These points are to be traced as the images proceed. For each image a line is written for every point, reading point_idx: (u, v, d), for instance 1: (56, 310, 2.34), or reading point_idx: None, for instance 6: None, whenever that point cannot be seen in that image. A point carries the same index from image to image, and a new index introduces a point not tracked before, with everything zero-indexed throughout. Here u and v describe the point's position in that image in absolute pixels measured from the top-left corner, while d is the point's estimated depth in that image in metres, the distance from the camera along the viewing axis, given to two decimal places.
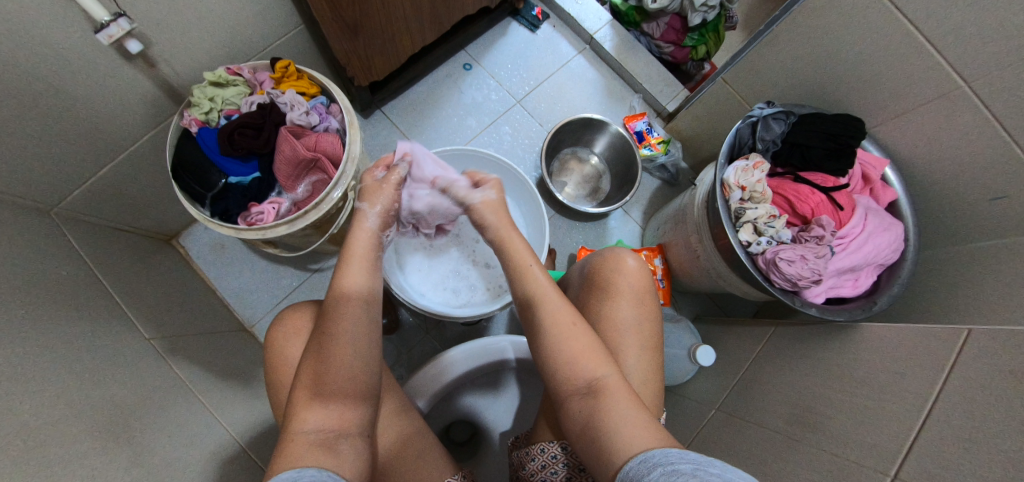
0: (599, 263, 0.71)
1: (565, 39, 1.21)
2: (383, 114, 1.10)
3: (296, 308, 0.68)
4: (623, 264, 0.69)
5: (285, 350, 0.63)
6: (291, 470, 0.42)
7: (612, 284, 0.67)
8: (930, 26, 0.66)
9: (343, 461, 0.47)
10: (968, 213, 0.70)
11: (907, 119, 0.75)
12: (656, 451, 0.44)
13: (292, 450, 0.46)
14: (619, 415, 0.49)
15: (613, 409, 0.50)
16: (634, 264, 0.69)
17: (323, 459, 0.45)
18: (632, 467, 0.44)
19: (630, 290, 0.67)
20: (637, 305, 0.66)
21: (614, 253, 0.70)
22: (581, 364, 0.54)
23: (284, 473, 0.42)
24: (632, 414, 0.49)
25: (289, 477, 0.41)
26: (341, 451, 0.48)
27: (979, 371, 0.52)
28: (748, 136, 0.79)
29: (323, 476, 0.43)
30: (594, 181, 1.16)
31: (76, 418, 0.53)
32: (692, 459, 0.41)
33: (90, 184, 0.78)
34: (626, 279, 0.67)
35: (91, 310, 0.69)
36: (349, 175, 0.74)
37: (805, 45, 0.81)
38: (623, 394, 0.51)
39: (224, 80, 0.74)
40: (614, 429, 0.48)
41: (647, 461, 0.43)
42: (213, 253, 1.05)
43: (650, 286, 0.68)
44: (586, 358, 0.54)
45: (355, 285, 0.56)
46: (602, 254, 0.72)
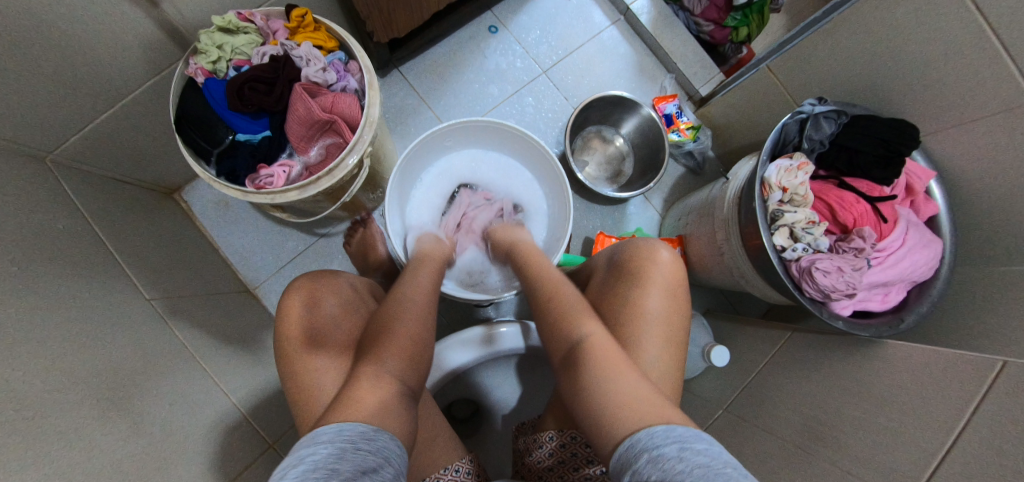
0: (630, 251, 0.69)
1: (598, 6, 1.13)
2: (400, 76, 1.03)
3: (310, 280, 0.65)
4: (656, 255, 0.67)
5: (310, 319, 0.61)
6: (333, 428, 0.45)
7: (642, 271, 0.65)
8: (1013, 31, 0.60)
9: (397, 429, 0.50)
10: (1015, 236, 0.67)
11: (964, 130, 0.70)
12: (639, 433, 0.44)
13: (345, 408, 0.48)
14: (604, 377, 0.51)
15: (595, 368, 0.52)
16: (668, 255, 0.67)
17: (383, 426, 0.48)
18: (622, 451, 0.43)
19: (661, 278, 0.65)
20: (668, 294, 0.64)
21: (646, 243, 0.69)
22: (564, 327, 0.58)
23: (326, 431, 0.45)
24: (616, 376, 0.50)
25: (360, 432, 0.45)
26: (393, 419, 0.50)
27: (1012, 405, 0.51)
28: (794, 133, 0.73)
29: (391, 446, 0.46)
30: (616, 163, 1.11)
31: (74, 386, 0.51)
32: (677, 437, 0.42)
33: (88, 131, 0.73)
34: (659, 270, 0.65)
35: (88, 268, 0.65)
36: (365, 141, 0.69)
37: (867, 39, 0.75)
38: (604, 352, 0.53)
39: (234, 26, 0.67)
40: (597, 393, 0.49)
41: (632, 446, 0.43)
42: (217, 210, 1.00)
43: (681, 277, 0.66)
44: (569, 322, 0.58)
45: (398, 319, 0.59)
46: (632, 244, 0.70)
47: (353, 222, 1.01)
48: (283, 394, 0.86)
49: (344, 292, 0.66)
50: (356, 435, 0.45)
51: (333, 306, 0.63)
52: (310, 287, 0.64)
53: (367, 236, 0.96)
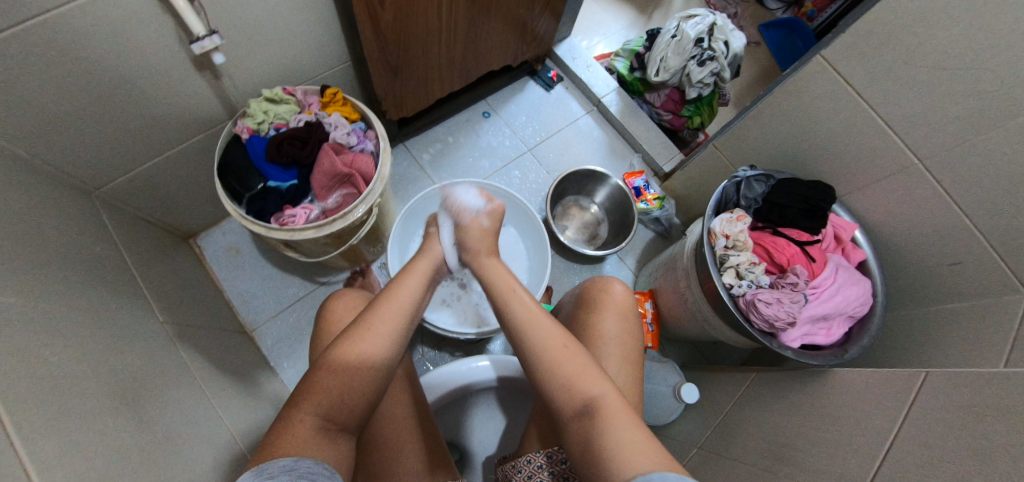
0: (588, 287, 0.78)
1: (575, 99, 1.36)
2: (405, 148, 1.21)
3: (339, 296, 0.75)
4: (610, 288, 0.76)
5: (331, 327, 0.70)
6: (289, 458, 0.45)
7: (599, 301, 0.74)
8: (887, 111, 0.78)
9: (338, 454, 0.50)
10: (932, 277, 0.78)
11: (872, 189, 0.85)
12: (656, 476, 0.45)
13: (292, 433, 0.48)
14: (615, 434, 0.51)
15: (613, 428, 0.51)
16: (621, 289, 0.77)
17: (322, 450, 0.49)
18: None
19: (616, 306, 0.73)
20: (622, 321, 0.72)
21: (601, 278, 0.78)
22: (578, 386, 0.56)
23: (281, 461, 0.45)
24: (630, 432, 0.51)
25: (283, 466, 0.44)
26: (337, 442, 0.51)
27: (933, 406, 0.58)
28: (733, 194, 0.89)
29: (318, 469, 0.46)
30: (592, 227, 1.25)
31: (96, 376, 0.56)
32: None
33: (133, 174, 0.86)
34: (613, 299, 0.74)
35: (116, 286, 0.73)
36: (376, 192, 0.82)
37: (785, 121, 0.93)
38: (620, 411, 0.53)
39: (279, 97, 0.83)
40: (612, 450, 0.49)
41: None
42: (228, 256, 1.10)
43: (634, 308, 0.75)
44: (583, 381, 0.56)
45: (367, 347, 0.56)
46: (591, 280, 0.80)
47: (352, 273, 1.11)
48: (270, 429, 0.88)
49: None
50: (278, 469, 0.44)
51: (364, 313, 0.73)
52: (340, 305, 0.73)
53: (365, 284, 1.05)
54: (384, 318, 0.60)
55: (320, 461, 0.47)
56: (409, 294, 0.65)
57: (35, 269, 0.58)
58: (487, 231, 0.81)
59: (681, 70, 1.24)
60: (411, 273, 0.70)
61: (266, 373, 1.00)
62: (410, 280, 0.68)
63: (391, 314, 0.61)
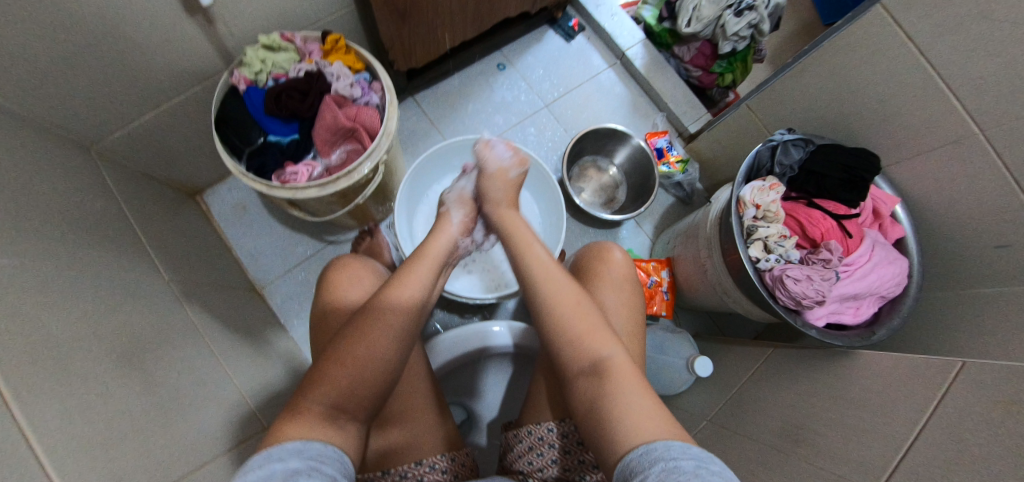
0: (585, 254, 0.75)
1: (597, 52, 1.26)
2: (415, 102, 1.14)
3: (352, 262, 0.71)
4: (609, 255, 0.73)
5: (335, 296, 0.66)
6: (297, 441, 0.43)
7: (597, 272, 0.71)
8: (952, 73, 0.69)
9: (347, 439, 0.49)
10: (976, 256, 0.72)
11: (921, 160, 0.78)
12: (657, 443, 0.44)
13: (298, 419, 0.46)
14: (624, 397, 0.49)
15: (620, 390, 0.50)
16: (620, 257, 0.74)
17: (331, 434, 0.47)
18: (633, 459, 0.43)
19: (615, 279, 0.70)
20: (619, 292, 0.69)
21: (599, 245, 0.76)
22: (585, 343, 0.56)
23: (289, 444, 0.42)
24: (637, 394, 0.50)
25: (294, 449, 0.42)
26: (346, 428, 0.49)
27: (967, 400, 0.55)
28: (767, 159, 0.81)
29: (328, 453, 0.44)
30: (610, 190, 1.19)
31: (101, 340, 0.55)
32: (694, 455, 0.41)
33: (132, 128, 0.82)
34: (611, 268, 0.71)
35: (119, 247, 0.71)
36: (382, 149, 0.77)
37: (829, 81, 0.85)
38: (628, 375, 0.52)
39: (277, 44, 0.77)
40: (617, 409, 0.48)
41: (648, 453, 0.43)
42: (234, 213, 1.07)
43: (633, 278, 0.72)
44: (592, 339, 0.56)
45: (409, 295, 0.60)
46: (588, 247, 0.78)
47: (361, 231, 1.07)
48: (282, 387, 0.89)
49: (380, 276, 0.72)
50: (289, 452, 0.41)
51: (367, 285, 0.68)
52: (355, 268, 0.70)
53: (374, 246, 1.00)
54: (411, 286, 0.61)
55: (330, 444, 0.46)
56: (416, 286, 0.61)
57: (32, 230, 0.56)
58: (511, 180, 0.80)
59: (715, 21, 1.13)
60: (426, 258, 0.66)
61: (277, 331, 1.01)
62: (421, 269, 0.64)
63: (393, 322, 0.56)
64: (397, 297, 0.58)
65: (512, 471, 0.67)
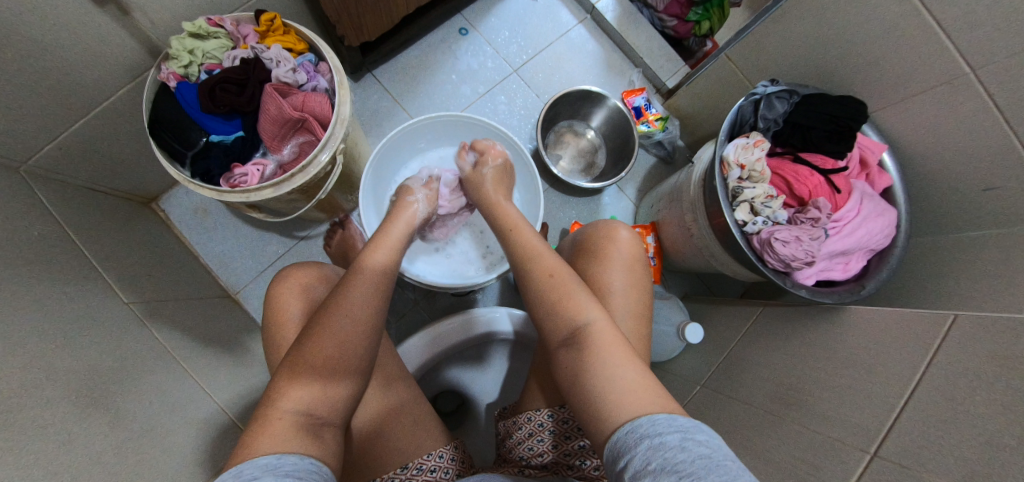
0: (591, 233, 0.71)
1: (565, 7, 1.17)
2: (374, 78, 1.06)
3: (295, 270, 0.66)
4: (615, 233, 0.69)
5: (283, 310, 0.61)
6: (271, 456, 0.40)
7: (602, 250, 0.67)
8: (944, 7, 0.64)
9: (326, 447, 0.46)
10: (962, 200, 0.71)
11: (909, 104, 0.74)
12: (642, 418, 0.42)
13: (270, 430, 0.43)
14: (609, 367, 0.47)
15: (599, 359, 0.48)
16: (627, 235, 0.69)
17: (308, 441, 0.44)
18: (619, 438, 0.42)
19: (621, 257, 0.66)
20: (627, 272, 0.66)
21: (606, 223, 0.71)
22: (564, 312, 0.54)
23: (263, 460, 0.40)
24: (618, 364, 0.48)
25: (265, 464, 0.39)
26: (325, 436, 0.47)
27: (962, 355, 0.54)
28: (750, 114, 0.77)
29: (305, 465, 0.41)
30: (589, 155, 1.14)
31: (58, 383, 0.51)
32: (680, 426, 0.40)
33: (63, 140, 0.73)
34: (618, 247, 0.67)
35: (67, 273, 0.65)
36: (338, 137, 0.71)
37: (814, 23, 0.79)
38: (609, 342, 0.50)
39: (204, 31, 0.69)
40: (597, 380, 0.47)
41: (634, 431, 0.41)
42: (196, 218, 1.01)
43: (641, 256, 0.68)
44: (570, 306, 0.54)
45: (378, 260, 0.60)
46: (594, 225, 0.73)
47: (331, 223, 1.02)
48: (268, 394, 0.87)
49: (330, 278, 0.68)
50: (259, 469, 0.38)
51: (321, 292, 0.65)
52: (302, 274, 0.65)
53: (347, 238, 0.97)
54: (382, 250, 0.62)
55: (308, 455, 0.43)
56: (381, 258, 0.61)
57: None
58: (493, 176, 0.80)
59: None
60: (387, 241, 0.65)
61: (256, 336, 0.97)
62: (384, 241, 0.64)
63: (364, 284, 0.56)
64: (367, 263, 0.59)
65: (512, 458, 0.66)
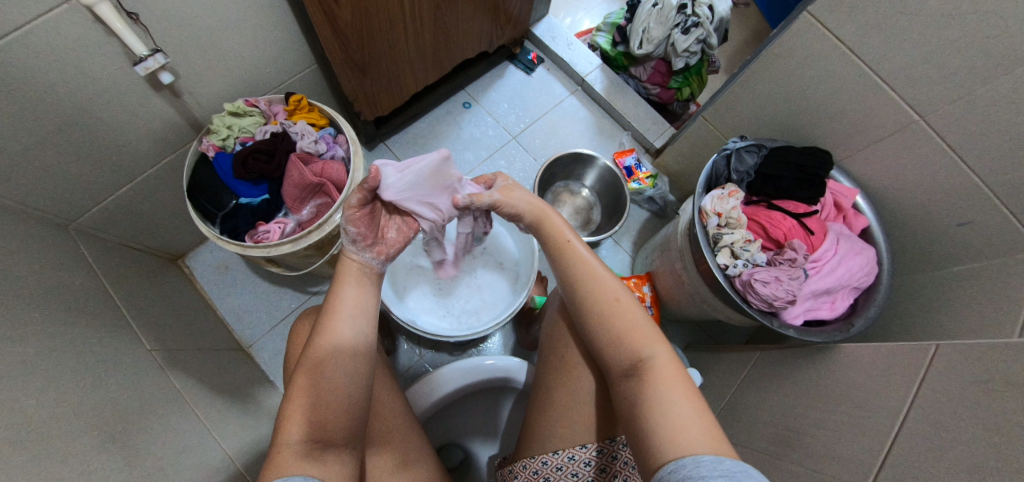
0: None
1: (558, 81, 1.31)
2: (386, 147, 1.18)
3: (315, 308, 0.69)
4: None
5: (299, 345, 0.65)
6: (279, 479, 0.41)
7: None
8: (885, 67, 0.73)
9: (327, 470, 0.46)
10: (939, 237, 0.75)
11: (872, 152, 0.81)
12: (686, 459, 0.43)
13: (277, 459, 0.44)
14: (670, 397, 0.48)
15: (660, 388, 0.50)
16: None
17: (310, 468, 0.45)
18: (665, 476, 0.42)
19: None
20: None
21: None
22: (628, 344, 0.55)
23: None
24: (679, 396, 0.49)
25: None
26: (324, 460, 0.47)
27: (946, 383, 0.55)
28: (723, 168, 0.84)
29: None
30: (585, 212, 1.21)
31: (83, 415, 0.55)
32: (726, 470, 0.40)
33: (109, 202, 0.83)
34: None
35: (100, 319, 0.72)
36: (351, 199, 0.80)
37: (775, 86, 0.89)
38: (670, 375, 0.51)
39: (242, 110, 0.81)
40: (661, 408, 0.48)
41: (677, 471, 0.41)
42: (217, 274, 1.09)
43: None
44: (636, 338, 0.55)
45: (343, 331, 0.52)
46: None
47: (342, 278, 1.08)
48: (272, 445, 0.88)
49: None
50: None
51: None
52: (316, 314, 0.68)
53: None
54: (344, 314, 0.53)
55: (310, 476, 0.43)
56: (348, 323, 0.53)
57: (19, 312, 0.57)
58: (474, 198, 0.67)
59: (665, 40, 1.18)
60: (349, 284, 0.56)
61: (265, 388, 1.00)
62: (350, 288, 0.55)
63: (343, 359, 0.51)
64: (325, 339, 0.51)
65: None
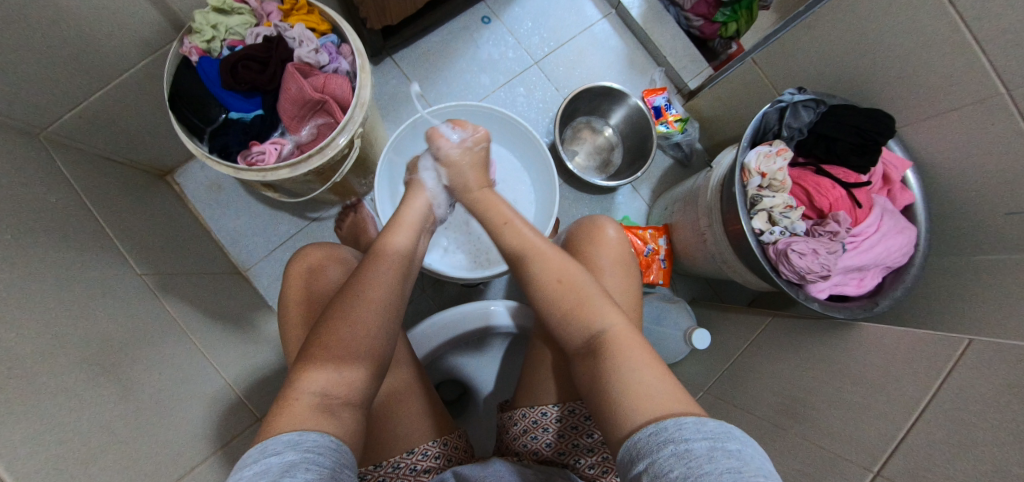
0: (578, 228, 0.71)
1: (591, 0, 1.15)
2: (393, 63, 1.05)
3: (313, 249, 0.66)
4: (603, 233, 0.68)
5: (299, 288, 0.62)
6: (292, 433, 0.40)
7: (588, 252, 0.66)
8: (983, 24, 0.62)
9: (345, 426, 0.44)
10: (983, 221, 0.69)
11: (937, 121, 0.73)
12: (669, 420, 0.39)
13: (289, 410, 0.42)
14: (627, 367, 0.46)
15: (616, 358, 0.47)
16: (615, 234, 0.68)
17: (326, 422, 0.42)
18: (641, 438, 0.39)
19: (614, 258, 0.66)
20: (622, 277, 0.65)
21: (594, 221, 0.70)
22: (579, 319, 0.52)
23: (284, 436, 0.39)
24: (639, 364, 0.46)
25: (289, 441, 0.39)
26: (342, 415, 0.45)
27: (974, 381, 0.53)
28: (774, 121, 0.75)
29: (325, 444, 0.40)
30: (606, 154, 1.13)
31: (71, 350, 0.51)
32: (709, 432, 0.37)
33: (83, 107, 0.73)
34: (606, 250, 0.66)
35: (84, 242, 0.66)
36: (356, 121, 0.70)
37: (846, 33, 0.78)
38: (629, 344, 0.48)
39: (228, 7, 0.70)
40: (616, 381, 0.45)
41: (658, 434, 0.38)
42: (209, 193, 1.01)
43: (628, 256, 0.67)
44: (585, 311, 0.52)
45: (401, 243, 0.60)
46: (581, 222, 0.72)
47: (343, 205, 1.02)
48: (274, 372, 0.87)
49: (347, 260, 0.67)
50: (284, 445, 0.38)
51: (334, 276, 0.64)
52: (320, 256, 0.65)
53: (359, 221, 0.97)
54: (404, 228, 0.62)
55: (326, 433, 0.42)
56: (402, 242, 0.60)
57: None
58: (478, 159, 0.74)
59: None
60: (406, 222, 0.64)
61: (265, 314, 0.98)
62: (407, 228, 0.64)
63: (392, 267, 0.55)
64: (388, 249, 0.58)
65: (510, 453, 0.65)
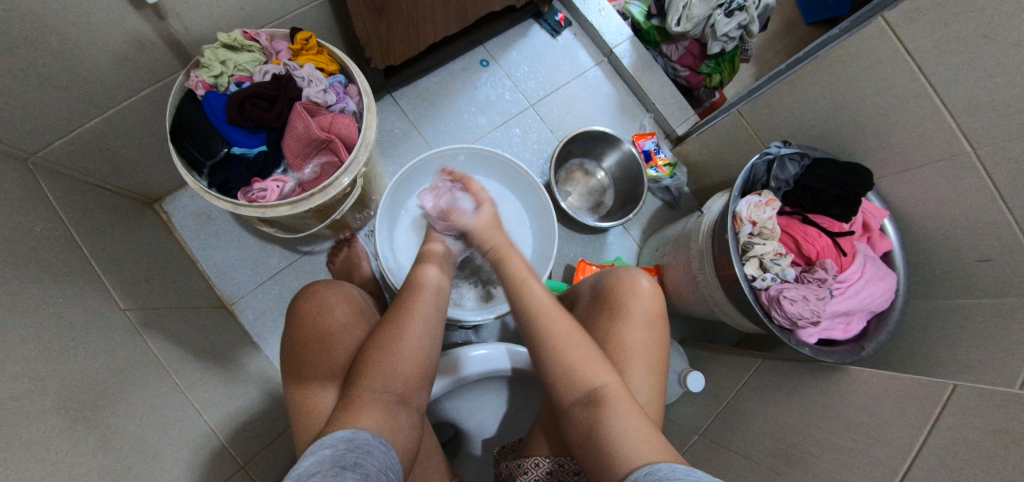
0: (611, 282, 0.70)
1: (584, 48, 1.21)
2: (393, 100, 1.07)
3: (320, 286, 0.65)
4: (637, 285, 0.68)
5: (310, 322, 0.61)
6: (346, 430, 0.49)
7: (624, 305, 0.67)
8: (949, 89, 0.68)
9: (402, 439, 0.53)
10: (956, 269, 0.73)
11: (909, 175, 0.78)
12: (660, 466, 0.45)
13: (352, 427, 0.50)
14: (620, 429, 0.49)
15: (611, 418, 0.51)
16: (648, 286, 0.68)
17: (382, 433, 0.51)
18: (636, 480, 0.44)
19: (641, 311, 0.66)
20: (646, 328, 0.65)
21: (627, 273, 0.70)
22: (580, 375, 0.54)
23: (340, 433, 0.48)
24: (632, 424, 0.50)
25: (343, 436, 0.48)
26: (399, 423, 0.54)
27: (961, 426, 0.55)
28: (762, 173, 0.80)
29: (374, 442, 0.49)
30: (597, 195, 1.16)
31: (49, 394, 0.48)
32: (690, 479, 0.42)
33: (76, 135, 0.72)
34: (639, 300, 0.67)
35: (67, 275, 0.63)
36: (360, 161, 0.70)
37: (824, 92, 0.84)
38: (627, 406, 0.52)
39: (238, 44, 0.70)
40: (613, 440, 0.49)
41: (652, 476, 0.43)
42: (198, 223, 0.98)
43: (661, 310, 0.68)
44: (583, 369, 0.55)
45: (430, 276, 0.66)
46: (613, 273, 0.71)
47: (337, 240, 1.01)
48: (257, 414, 0.83)
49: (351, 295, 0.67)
50: (338, 440, 0.47)
51: (343, 315, 0.62)
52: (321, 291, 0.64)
53: (352, 256, 0.96)
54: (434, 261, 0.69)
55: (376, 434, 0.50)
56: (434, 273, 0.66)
57: None
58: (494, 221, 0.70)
59: (704, 20, 1.10)
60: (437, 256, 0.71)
61: (249, 351, 0.94)
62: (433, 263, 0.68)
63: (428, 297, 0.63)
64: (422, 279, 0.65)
65: None
